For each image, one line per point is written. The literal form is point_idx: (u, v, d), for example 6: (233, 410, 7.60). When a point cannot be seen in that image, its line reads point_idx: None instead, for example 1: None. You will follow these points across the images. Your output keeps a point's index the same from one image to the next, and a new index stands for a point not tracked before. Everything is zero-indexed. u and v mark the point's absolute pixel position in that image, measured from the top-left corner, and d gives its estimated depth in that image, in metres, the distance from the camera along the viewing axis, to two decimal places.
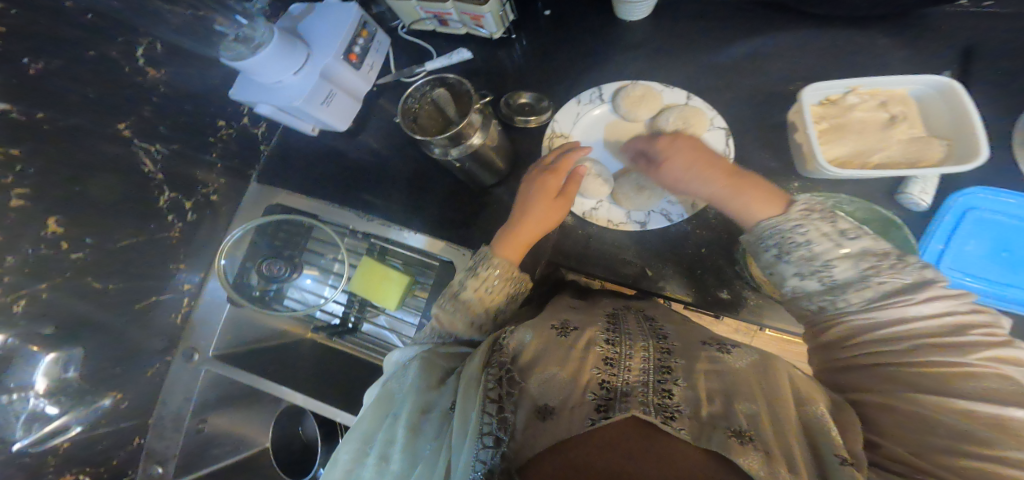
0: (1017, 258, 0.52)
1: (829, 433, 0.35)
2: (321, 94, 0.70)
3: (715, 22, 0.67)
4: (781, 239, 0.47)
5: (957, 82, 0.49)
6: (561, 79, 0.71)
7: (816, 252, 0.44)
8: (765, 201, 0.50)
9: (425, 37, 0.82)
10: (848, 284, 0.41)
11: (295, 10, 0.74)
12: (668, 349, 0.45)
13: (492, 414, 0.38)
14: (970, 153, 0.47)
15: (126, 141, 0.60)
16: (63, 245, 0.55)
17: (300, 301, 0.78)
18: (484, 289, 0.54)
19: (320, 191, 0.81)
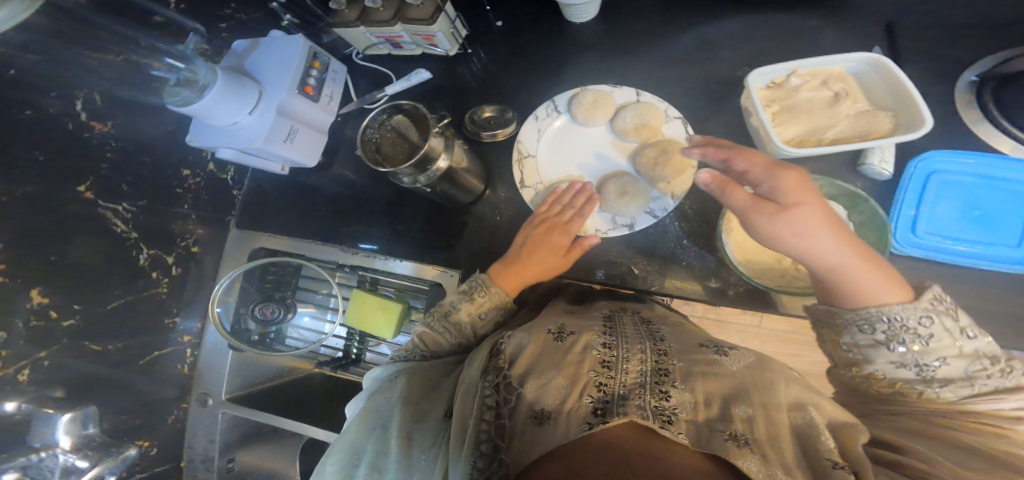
0: (989, 216, 0.52)
1: (820, 438, 0.36)
2: (282, 131, 0.73)
3: (656, 8, 0.68)
4: (901, 328, 0.38)
5: (885, 56, 0.51)
6: (518, 89, 0.72)
7: (934, 345, 0.38)
8: (893, 283, 0.40)
9: (380, 61, 0.85)
10: (950, 379, 0.37)
11: (239, 47, 0.78)
12: (664, 351, 0.46)
13: (490, 420, 0.41)
14: (917, 121, 0.49)
15: (91, 203, 0.62)
16: (52, 315, 0.58)
17: (299, 339, 0.82)
18: (478, 317, 0.55)
19: (306, 228, 0.82)
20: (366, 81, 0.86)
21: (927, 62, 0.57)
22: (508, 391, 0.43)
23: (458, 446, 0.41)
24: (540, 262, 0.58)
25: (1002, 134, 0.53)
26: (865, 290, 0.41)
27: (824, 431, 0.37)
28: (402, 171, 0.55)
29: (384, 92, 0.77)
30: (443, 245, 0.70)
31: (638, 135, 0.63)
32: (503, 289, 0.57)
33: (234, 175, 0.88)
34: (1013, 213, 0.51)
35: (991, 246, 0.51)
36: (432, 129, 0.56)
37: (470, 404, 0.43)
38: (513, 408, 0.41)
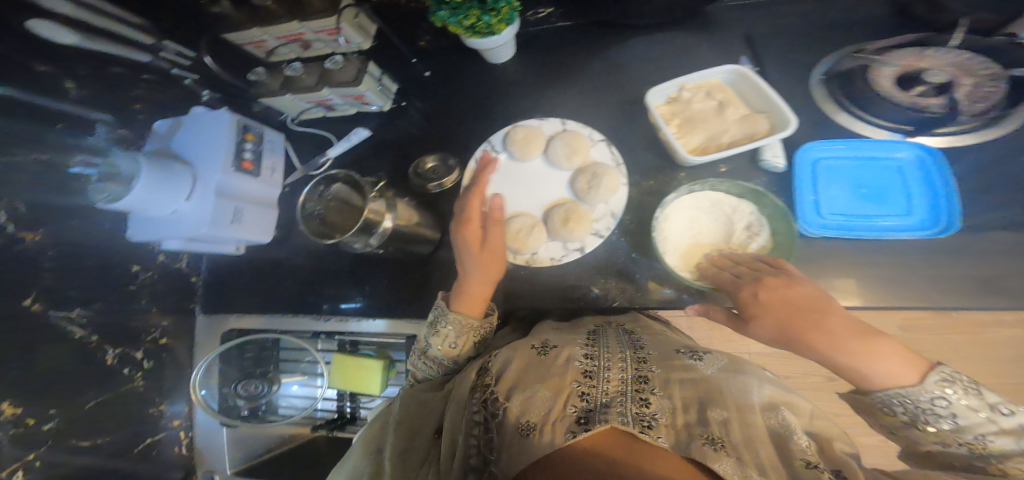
0: (874, 192, 0.59)
1: (792, 436, 0.40)
2: (226, 213, 0.72)
3: (558, 51, 0.79)
4: (917, 409, 0.39)
5: (746, 67, 0.59)
6: (458, 138, 0.80)
7: (965, 423, 0.37)
8: (898, 366, 0.40)
9: (318, 125, 0.89)
10: (984, 452, 0.37)
11: (161, 127, 0.75)
12: (644, 359, 0.50)
13: (477, 434, 0.45)
14: (784, 120, 0.57)
15: (42, 314, 0.62)
16: (29, 422, 0.60)
17: (291, 407, 0.86)
18: (450, 350, 0.57)
19: (276, 302, 0.84)
20: (307, 145, 0.89)
21: (786, 68, 0.68)
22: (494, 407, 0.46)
23: (447, 463, 0.45)
24: (466, 269, 0.58)
25: (864, 122, 0.62)
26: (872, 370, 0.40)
27: (795, 431, 0.40)
28: (352, 239, 0.57)
29: (326, 156, 0.83)
30: (411, 298, 0.73)
31: (570, 161, 0.66)
32: (464, 312, 0.58)
33: (189, 262, 0.88)
34: (895, 187, 0.59)
35: (886, 218, 0.59)
36: (369, 195, 0.57)
37: (459, 421, 0.48)
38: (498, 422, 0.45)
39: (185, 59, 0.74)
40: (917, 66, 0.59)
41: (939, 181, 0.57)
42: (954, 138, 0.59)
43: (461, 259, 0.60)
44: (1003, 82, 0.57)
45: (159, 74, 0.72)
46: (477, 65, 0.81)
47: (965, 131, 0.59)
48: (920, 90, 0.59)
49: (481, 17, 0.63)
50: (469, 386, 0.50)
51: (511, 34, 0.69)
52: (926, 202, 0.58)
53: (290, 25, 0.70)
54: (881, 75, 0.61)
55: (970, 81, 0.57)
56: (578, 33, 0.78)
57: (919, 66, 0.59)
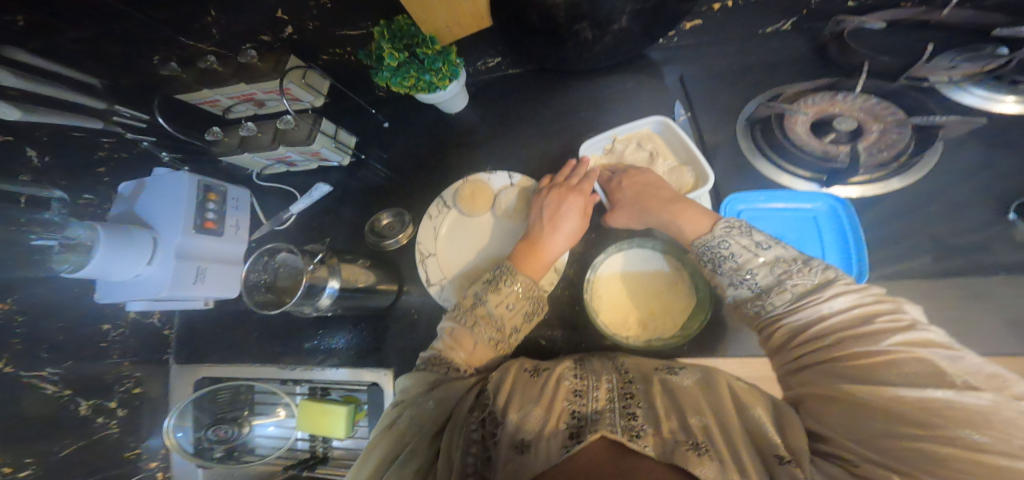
0: (794, 242, 0.60)
1: (766, 432, 0.40)
2: (189, 274, 0.75)
3: (507, 99, 0.82)
4: (713, 255, 0.51)
5: (670, 119, 0.65)
6: (417, 188, 0.83)
7: (741, 263, 0.48)
8: (696, 219, 0.54)
9: (281, 176, 0.92)
10: (770, 288, 0.46)
11: (126, 189, 0.78)
12: (628, 378, 0.52)
13: (476, 453, 0.45)
14: (703, 173, 0.62)
15: (12, 375, 0.64)
16: (7, 470, 0.62)
17: (265, 447, 0.88)
18: (506, 310, 0.58)
19: (246, 351, 0.89)
20: (272, 198, 0.93)
21: (720, 111, 0.70)
22: (493, 426, 0.47)
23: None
24: (561, 230, 0.63)
25: (780, 169, 0.62)
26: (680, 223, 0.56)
27: (767, 423, 0.41)
28: (300, 305, 0.61)
29: (290, 212, 0.86)
30: (374, 347, 0.78)
31: (512, 215, 0.71)
32: (528, 275, 0.60)
33: (162, 315, 0.91)
34: (809, 238, 0.60)
35: None
36: (308, 265, 0.60)
37: (456, 436, 0.46)
38: (496, 440, 0.46)
39: (140, 122, 0.74)
40: (830, 112, 0.59)
41: (848, 232, 0.58)
42: (876, 186, 0.59)
43: (543, 219, 0.64)
44: (907, 128, 0.56)
45: (118, 138, 0.73)
46: (431, 115, 0.85)
47: (884, 177, 0.59)
48: (831, 138, 0.57)
49: (421, 77, 0.64)
50: (467, 404, 0.50)
51: (456, 87, 0.71)
52: (840, 253, 0.58)
53: (239, 86, 0.74)
54: (795, 121, 0.60)
55: (880, 126, 0.56)
56: (525, 81, 0.82)
57: (830, 112, 0.58)
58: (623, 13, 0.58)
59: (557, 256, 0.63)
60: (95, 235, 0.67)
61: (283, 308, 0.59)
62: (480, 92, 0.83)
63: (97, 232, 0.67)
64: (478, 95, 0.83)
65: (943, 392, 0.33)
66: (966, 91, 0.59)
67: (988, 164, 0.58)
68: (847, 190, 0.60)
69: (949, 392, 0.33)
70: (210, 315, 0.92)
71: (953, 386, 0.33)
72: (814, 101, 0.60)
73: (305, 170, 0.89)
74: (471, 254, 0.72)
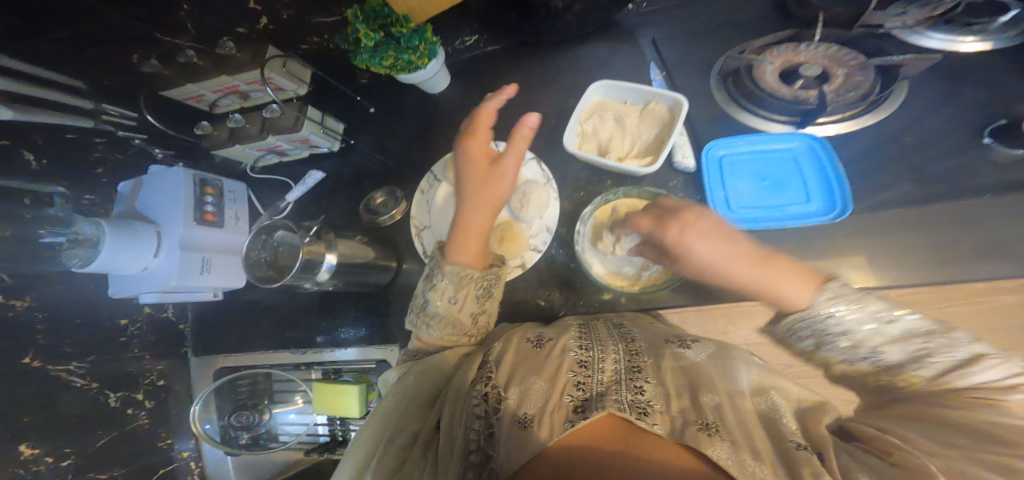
0: (775, 182, 0.68)
1: (779, 419, 0.44)
2: (195, 263, 0.77)
3: (487, 75, 0.85)
4: (816, 330, 0.46)
5: (608, 79, 0.72)
6: (410, 163, 0.85)
7: (860, 340, 0.44)
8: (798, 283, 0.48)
9: (275, 168, 0.94)
10: (903, 365, 0.43)
11: (125, 189, 0.80)
12: (635, 350, 0.55)
13: (478, 428, 0.48)
14: (668, 99, 0.69)
15: (40, 371, 0.68)
16: (48, 460, 0.67)
17: (291, 432, 0.92)
18: (447, 302, 0.61)
19: (257, 339, 0.92)
20: (269, 190, 0.95)
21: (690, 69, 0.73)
22: (495, 401, 0.49)
23: (448, 456, 0.48)
24: (468, 209, 0.64)
25: (759, 116, 0.70)
26: (780, 291, 0.48)
27: (784, 414, 0.45)
28: (299, 280, 0.64)
29: (286, 201, 0.88)
30: (380, 324, 0.81)
31: None
32: (459, 261, 0.62)
33: (176, 310, 0.95)
34: (792, 176, 0.68)
35: (790, 204, 0.67)
36: (305, 240, 0.63)
37: (460, 415, 0.51)
38: (500, 416, 0.48)
39: (129, 119, 0.74)
40: (795, 60, 0.66)
41: (825, 166, 0.66)
42: (851, 123, 0.67)
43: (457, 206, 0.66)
44: (869, 70, 0.63)
45: (111, 137, 0.74)
46: (415, 95, 0.87)
47: (854, 115, 0.67)
48: (800, 84, 0.66)
49: (399, 56, 0.66)
50: (473, 378, 0.54)
51: (437, 65, 0.73)
52: (822, 185, 0.66)
53: (220, 79, 0.73)
54: (764, 72, 0.68)
55: (844, 70, 0.64)
56: (502, 55, 0.84)
57: (795, 61, 0.66)
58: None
59: (486, 232, 0.65)
60: (101, 230, 0.69)
61: (282, 282, 0.62)
62: (460, 70, 0.86)
63: (102, 227, 0.69)
64: (457, 74, 0.86)
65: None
66: (922, 35, 0.66)
67: (923, 109, 0.66)
68: (824, 129, 0.68)
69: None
70: (220, 306, 0.95)
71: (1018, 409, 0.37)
72: (780, 52, 0.67)
73: (299, 159, 0.91)
74: None
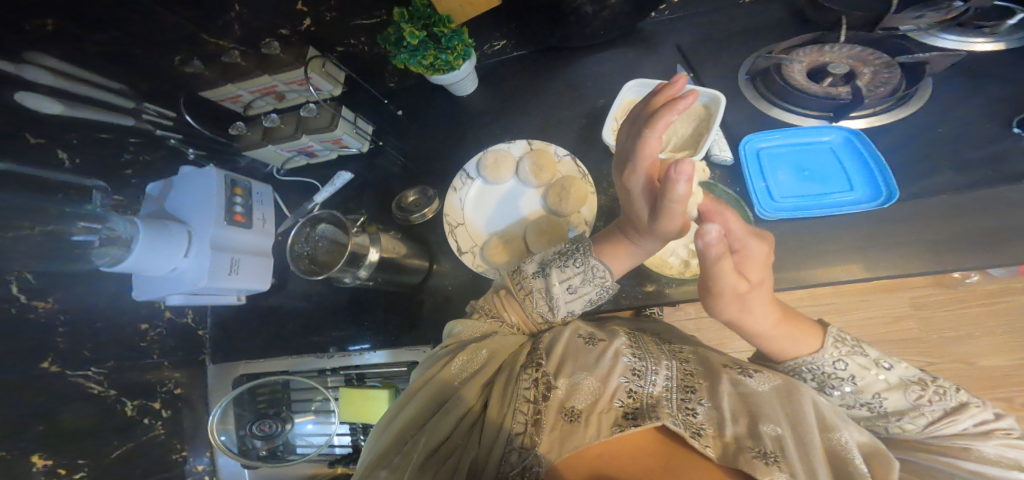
0: (816, 175, 0.64)
1: (853, 461, 0.43)
2: (224, 265, 0.76)
3: (517, 75, 0.84)
4: (823, 374, 0.50)
5: (642, 77, 0.69)
6: (440, 163, 0.84)
7: (864, 386, 0.48)
8: (806, 335, 0.50)
9: (303, 172, 0.93)
10: (900, 412, 0.47)
11: (154, 190, 0.78)
12: (690, 370, 0.52)
13: (526, 413, 0.46)
14: (706, 96, 0.67)
15: (60, 375, 0.65)
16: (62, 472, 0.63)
17: (309, 445, 0.84)
18: (558, 292, 0.56)
19: (279, 346, 0.88)
20: (295, 194, 0.94)
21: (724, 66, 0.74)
22: (544, 388, 0.48)
23: (489, 434, 0.46)
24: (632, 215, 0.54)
25: (789, 112, 0.69)
26: (790, 336, 0.50)
27: (854, 453, 0.43)
28: (342, 273, 0.63)
29: (314, 202, 0.86)
30: (408, 326, 0.77)
31: (539, 177, 0.73)
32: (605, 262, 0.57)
33: (196, 316, 0.92)
34: (832, 168, 0.64)
35: (833, 195, 0.62)
36: (351, 230, 0.63)
37: (507, 395, 0.48)
38: (546, 404, 0.46)
39: (166, 119, 0.75)
40: (821, 60, 0.67)
41: (867, 158, 0.62)
42: (877, 117, 0.65)
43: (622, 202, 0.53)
44: (896, 68, 0.63)
45: (145, 137, 0.74)
46: (444, 98, 0.87)
47: (882, 110, 0.65)
48: (828, 81, 0.66)
49: (438, 56, 0.67)
50: (521, 363, 0.51)
51: (469, 67, 0.74)
52: (865, 174, 0.62)
53: (261, 79, 0.74)
54: (793, 70, 0.67)
55: (869, 69, 0.65)
56: (532, 56, 0.84)
57: (821, 61, 0.66)
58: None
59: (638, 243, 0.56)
60: (134, 228, 0.67)
61: (328, 273, 0.61)
62: (490, 73, 0.86)
63: (136, 226, 0.67)
64: (487, 77, 0.86)
65: (1023, 474, 0.42)
66: (936, 37, 0.67)
67: (965, 92, 0.64)
68: (851, 124, 0.66)
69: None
70: (241, 312, 0.92)
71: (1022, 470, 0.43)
72: (805, 53, 0.68)
73: (327, 162, 0.91)
74: (504, 220, 0.76)
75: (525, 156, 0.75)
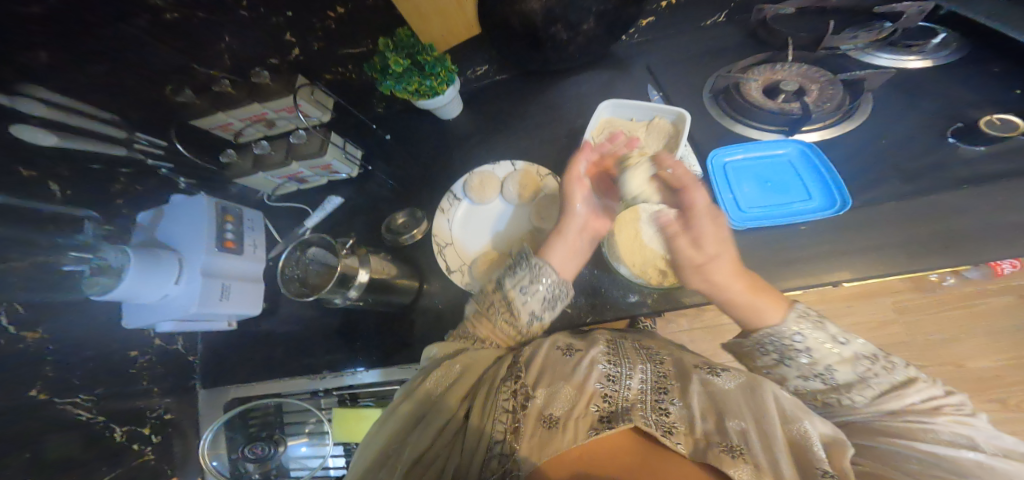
0: (778, 185, 0.67)
1: (812, 446, 0.44)
2: (215, 291, 0.76)
3: (500, 97, 0.87)
4: (782, 345, 0.52)
5: (615, 99, 0.73)
6: (427, 184, 0.86)
7: (818, 358, 0.50)
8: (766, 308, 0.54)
9: (293, 195, 0.95)
10: (849, 384, 0.49)
11: (144, 219, 0.80)
12: (665, 372, 0.53)
13: (506, 422, 0.47)
14: (674, 114, 0.71)
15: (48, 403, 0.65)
16: None
17: (303, 467, 0.84)
18: (522, 298, 0.59)
19: (270, 369, 0.88)
20: (285, 217, 0.95)
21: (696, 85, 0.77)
22: (523, 398, 0.49)
23: (471, 446, 0.48)
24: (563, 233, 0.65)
25: (750, 128, 0.72)
26: (753, 308, 0.55)
27: (815, 442, 0.44)
28: (332, 293, 0.63)
29: (304, 228, 0.88)
30: (398, 345, 0.78)
31: (523, 196, 0.75)
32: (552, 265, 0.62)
33: (186, 342, 0.92)
34: (792, 179, 0.67)
35: (794, 204, 0.65)
36: (342, 253, 0.65)
37: (488, 407, 0.50)
38: (526, 413, 0.48)
39: (159, 149, 0.76)
40: (774, 79, 0.71)
41: (820, 169, 0.65)
42: (830, 130, 0.69)
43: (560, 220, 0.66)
44: (838, 85, 0.68)
45: (136, 166, 0.75)
46: (430, 121, 0.90)
47: (833, 123, 0.69)
48: (781, 98, 0.70)
49: (422, 82, 0.70)
50: (502, 375, 0.52)
51: (453, 92, 0.76)
52: (822, 186, 0.65)
53: (252, 107, 0.76)
54: (749, 87, 0.71)
55: (817, 86, 0.69)
56: (514, 79, 0.87)
57: (774, 79, 0.71)
58: (590, 14, 0.71)
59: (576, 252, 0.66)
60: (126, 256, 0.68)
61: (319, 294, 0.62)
62: (474, 96, 0.89)
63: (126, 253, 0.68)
64: (471, 100, 0.89)
65: (975, 454, 0.42)
66: (872, 55, 0.72)
67: (917, 106, 0.68)
68: (806, 137, 0.69)
69: (982, 456, 0.42)
70: (232, 335, 0.92)
71: (981, 451, 0.42)
72: (760, 72, 0.72)
73: (316, 185, 0.93)
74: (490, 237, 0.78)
75: (509, 176, 0.77)
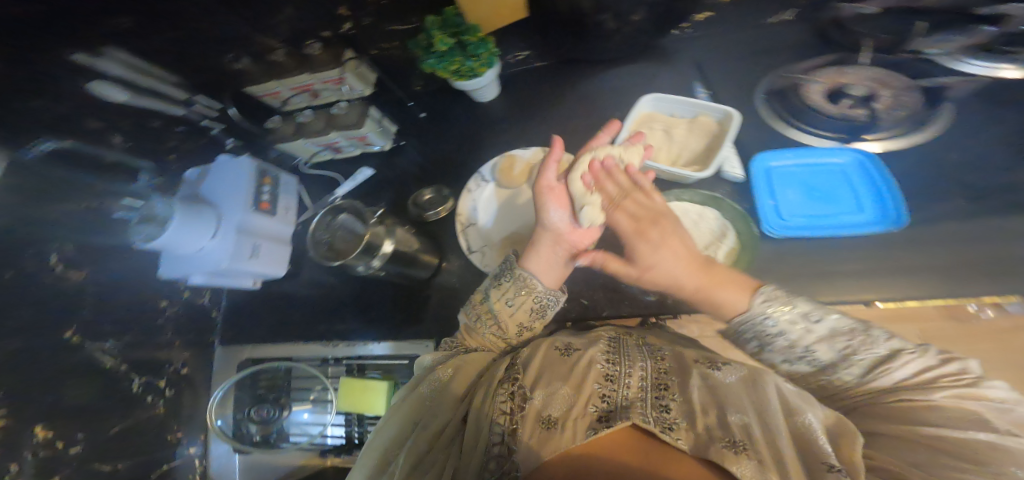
0: (824, 194, 0.65)
1: (816, 438, 0.41)
2: (246, 249, 0.79)
3: (539, 86, 0.89)
4: (757, 331, 0.48)
5: (658, 92, 0.72)
6: (458, 165, 0.88)
7: (795, 340, 0.46)
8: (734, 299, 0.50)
9: (328, 167, 0.98)
10: (834, 364, 0.45)
11: (192, 176, 0.83)
12: (665, 368, 0.51)
13: (503, 424, 0.47)
14: (721, 112, 0.70)
15: (76, 346, 0.66)
16: (59, 446, 0.62)
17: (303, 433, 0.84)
18: (506, 305, 0.59)
19: (287, 332, 0.90)
20: (317, 187, 0.99)
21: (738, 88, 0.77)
22: (519, 400, 0.49)
23: (470, 448, 0.47)
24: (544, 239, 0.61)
25: (804, 131, 0.70)
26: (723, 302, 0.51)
27: (820, 435, 0.41)
28: (358, 260, 0.66)
29: (335, 195, 0.91)
30: (412, 318, 0.79)
31: None
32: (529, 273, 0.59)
33: (211, 298, 0.95)
34: (841, 190, 0.65)
35: (841, 215, 0.63)
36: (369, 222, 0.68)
37: (485, 411, 0.49)
38: (524, 414, 0.47)
39: (213, 111, 0.81)
40: (840, 81, 0.69)
41: (876, 183, 0.63)
42: (896, 140, 0.66)
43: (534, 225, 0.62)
44: (915, 92, 0.66)
45: (191, 126, 0.80)
46: (467, 104, 0.92)
47: (898, 132, 0.66)
48: (846, 102, 0.67)
49: (464, 62, 0.72)
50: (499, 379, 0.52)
51: (493, 75, 0.78)
52: (874, 198, 0.63)
53: (298, 78, 0.79)
54: (811, 90, 0.70)
55: (889, 91, 0.66)
56: (555, 68, 0.88)
57: (841, 82, 0.69)
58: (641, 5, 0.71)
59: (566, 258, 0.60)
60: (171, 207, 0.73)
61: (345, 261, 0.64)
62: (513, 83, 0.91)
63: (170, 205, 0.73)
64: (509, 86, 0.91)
65: (986, 435, 0.37)
66: (964, 61, 0.67)
67: (975, 122, 0.65)
68: (867, 146, 0.67)
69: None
70: (253, 296, 0.95)
71: (996, 432, 0.37)
72: (826, 73, 0.70)
73: (352, 158, 0.96)
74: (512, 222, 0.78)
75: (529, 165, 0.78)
